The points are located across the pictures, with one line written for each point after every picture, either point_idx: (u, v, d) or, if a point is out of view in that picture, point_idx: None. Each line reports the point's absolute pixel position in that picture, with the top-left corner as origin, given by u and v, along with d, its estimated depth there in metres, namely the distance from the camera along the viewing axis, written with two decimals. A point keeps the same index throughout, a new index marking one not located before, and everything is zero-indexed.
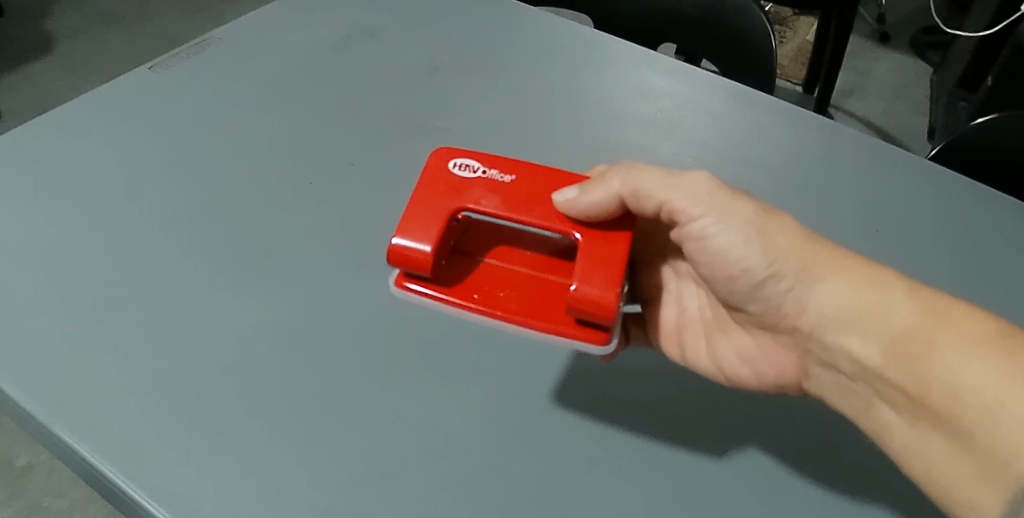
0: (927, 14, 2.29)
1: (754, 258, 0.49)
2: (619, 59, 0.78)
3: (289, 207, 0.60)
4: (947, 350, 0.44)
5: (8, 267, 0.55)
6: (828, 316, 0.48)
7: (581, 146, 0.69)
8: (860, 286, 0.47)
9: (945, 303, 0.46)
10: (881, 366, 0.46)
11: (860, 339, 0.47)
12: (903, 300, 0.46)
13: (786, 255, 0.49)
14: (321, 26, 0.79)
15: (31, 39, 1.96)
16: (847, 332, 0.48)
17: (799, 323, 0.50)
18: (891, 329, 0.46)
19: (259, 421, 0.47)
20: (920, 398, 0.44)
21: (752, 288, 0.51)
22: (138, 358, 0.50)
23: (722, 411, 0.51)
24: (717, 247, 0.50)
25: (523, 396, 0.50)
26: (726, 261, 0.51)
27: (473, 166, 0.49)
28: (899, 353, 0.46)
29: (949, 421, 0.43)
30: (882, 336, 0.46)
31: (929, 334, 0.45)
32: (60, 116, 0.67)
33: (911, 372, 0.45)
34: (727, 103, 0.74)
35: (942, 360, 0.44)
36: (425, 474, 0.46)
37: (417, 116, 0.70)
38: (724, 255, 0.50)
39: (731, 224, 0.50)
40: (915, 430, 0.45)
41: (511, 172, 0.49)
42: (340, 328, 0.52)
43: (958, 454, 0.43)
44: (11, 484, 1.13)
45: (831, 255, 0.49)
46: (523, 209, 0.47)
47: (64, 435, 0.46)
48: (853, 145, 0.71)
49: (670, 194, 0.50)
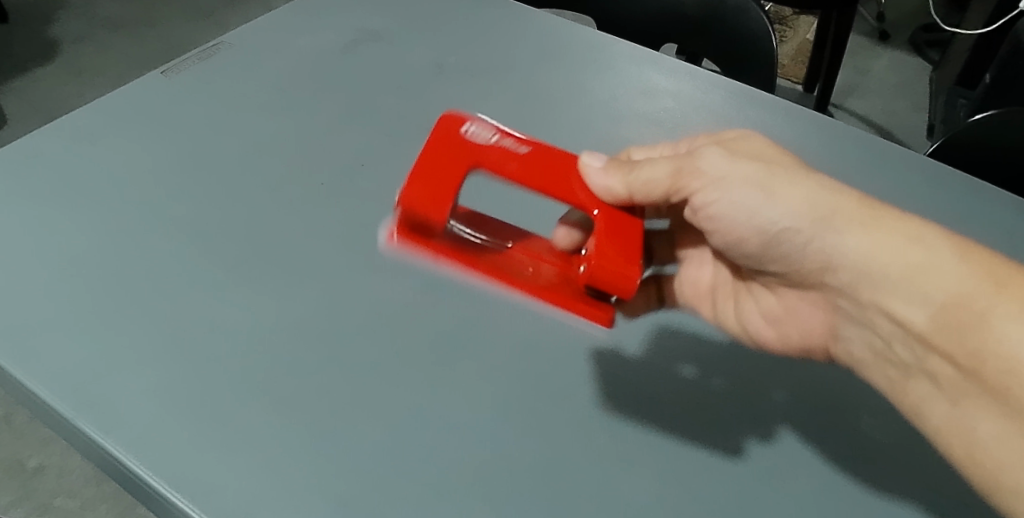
0: (926, 13, 2.30)
1: (776, 215, 0.50)
2: (622, 60, 0.79)
3: (302, 206, 0.62)
4: (1002, 320, 0.41)
5: (29, 267, 0.56)
6: (866, 273, 0.47)
7: (586, 145, 0.70)
8: (901, 242, 0.46)
9: (1001, 267, 0.43)
10: (926, 331, 0.45)
11: (900, 299, 0.46)
12: (954, 261, 0.44)
13: (809, 212, 0.49)
14: (329, 29, 0.81)
15: (37, 45, 1.98)
16: (886, 290, 0.46)
17: (833, 281, 0.50)
18: (937, 290, 0.44)
19: (277, 415, 0.48)
20: (971, 371, 0.42)
21: (776, 244, 0.51)
22: (158, 354, 0.51)
23: (744, 373, 0.55)
24: (736, 209, 0.51)
25: (533, 390, 0.51)
26: (749, 219, 0.51)
27: (486, 131, 0.49)
28: (944, 316, 0.44)
29: (1003, 396, 0.41)
30: (924, 298, 0.45)
31: (986, 304, 0.42)
32: (76, 119, 0.69)
33: (958, 341, 0.43)
34: (729, 102, 0.76)
35: (990, 329, 0.41)
36: (440, 466, 0.47)
37: (425, 118, 0.71)
38: (743, 215, 0.51)
39: (745, 187, 0.51)
40: (959, 407, 0.44)
41: (527, 141, 0.49)
42: (353, 325, 0.54)
43: (1010, 435, 0.41)
44: (23, 486, 1.14)
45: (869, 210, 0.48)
46: (539, 179, 0.48)
47: (88, 430, 0.47)
48: (853, 143, 0.72)
49: (685, 178, 0.52)
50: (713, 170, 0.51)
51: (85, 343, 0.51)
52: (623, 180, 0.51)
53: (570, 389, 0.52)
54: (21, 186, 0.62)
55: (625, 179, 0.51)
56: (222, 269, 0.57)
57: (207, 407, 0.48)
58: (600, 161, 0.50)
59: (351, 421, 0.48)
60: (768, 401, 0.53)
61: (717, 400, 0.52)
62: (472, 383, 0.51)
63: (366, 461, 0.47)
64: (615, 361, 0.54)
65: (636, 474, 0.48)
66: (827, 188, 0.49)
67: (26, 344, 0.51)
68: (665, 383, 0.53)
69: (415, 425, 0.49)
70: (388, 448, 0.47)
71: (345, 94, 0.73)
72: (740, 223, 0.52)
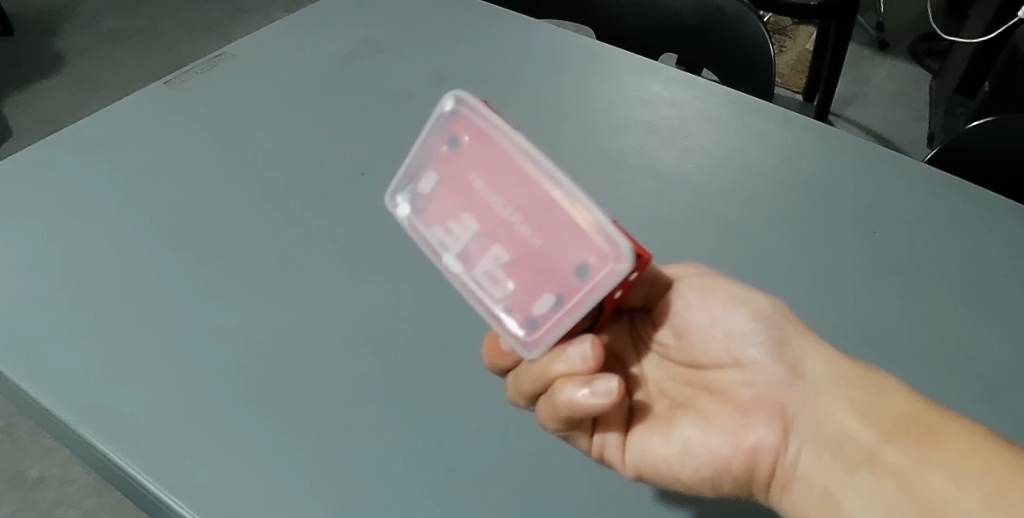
0: (926, 21, 2.31)
1: (741, 326, 0.48)
2: (620, 69, 0.80)
3: (303, 215, 0.62)
4: (951, 454, 0.42)
5: (32, 276, 0.57)
6: (820, 391, 0.46)
7: (585, 154, 0.70)
8: (849, 374, 0.46)
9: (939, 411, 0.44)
10: (878, 453, 0.43)
11: (855, 415, 0.45)
12: (901, 396, 0.45)
13: (773, 325, 0.48)
14: (330, 40, 0.81)
15: (42, 58, 1.99)
16: (840, 411, 0.45)
17: (783, 395, 0.47)
18: (893, 409, 0.44)
19: (276, 421, 0.48)
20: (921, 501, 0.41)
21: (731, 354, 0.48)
22: (159, 361, 0.51)
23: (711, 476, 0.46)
24: (699, 317, 0.49)
25: None
26: (709, 328, 0.49)
27: None
28: (896, 439, 0.43)
29: None
30: (874, 416, 0.44)
31: (933, 439, 0.43)
32: (79, 130, 0.69)
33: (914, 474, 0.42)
34: (727, 110, 0.76)
35: (950, 449, 0.42)
36: (438, 471, 0.47)
37: (424, 126, 0.71)
38: (705, 325, 0.49)
39: (712, 295, 0.49)
40: None
41: None
42: (352, 331, 0.54)
43: None
44: (24, 496, 1.14)
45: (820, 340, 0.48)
46: None
47: (89, 436, 0.47)
48: (850, 150, 0.73)
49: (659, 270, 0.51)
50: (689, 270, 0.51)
51: (87, 351, 0.52)
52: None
53: None
54: (25, 196, 0.63)
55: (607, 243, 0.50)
56: (223, 277, 0.57)
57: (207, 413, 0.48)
58: None
59: (350, 427, 0.48)
60: None
61: None
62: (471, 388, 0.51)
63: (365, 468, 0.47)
64: None
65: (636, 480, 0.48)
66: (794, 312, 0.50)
67: (29, 352, 0.52)
68: None
69: (414, 431, 0.49)
70: (387, 454, 0.47)
71: (346, 104, 0.74)
72: (706, 329, 0.49)
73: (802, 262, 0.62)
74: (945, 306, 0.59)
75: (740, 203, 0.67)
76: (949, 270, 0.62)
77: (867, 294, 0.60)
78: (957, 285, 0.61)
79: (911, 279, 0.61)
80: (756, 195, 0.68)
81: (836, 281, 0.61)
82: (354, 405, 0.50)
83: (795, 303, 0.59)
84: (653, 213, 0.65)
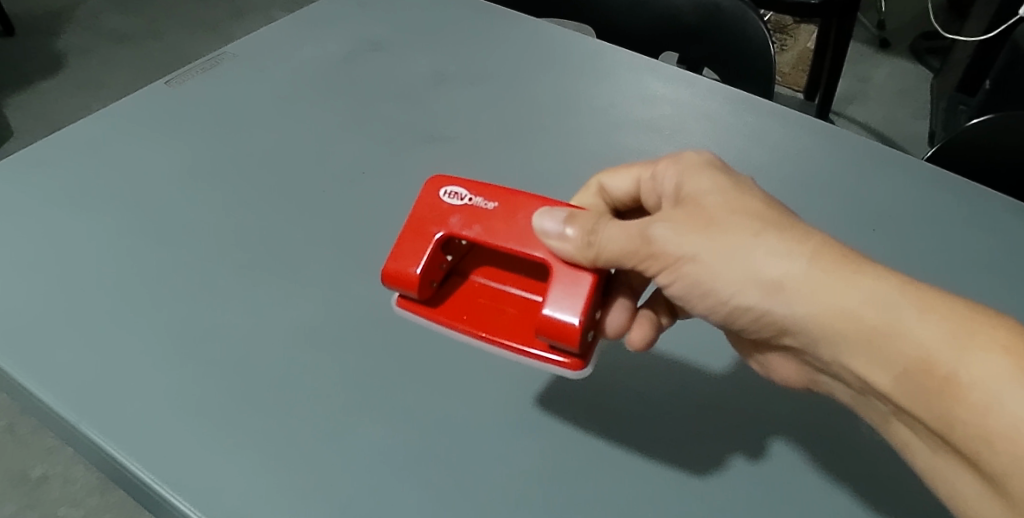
0: (926, 20, 2.31)
1: (722, 285, 0.44)
2: (620, 68, 0.80)
3: (303, 213, 0.62)
4: (975, 383, 0.37)
5: (35, 275, 0.57)
6: (823, 335, 0.42)
7: (585, 151, 0.70)
8: (853, 301, 0.40)
9: (971, 316, 0.39)
10: (894, 393, 0.40)
11: (864, 361, 0.41)
12: (922, 320, 0.39)
13: (754, 277, 0.43)
14: (331, 39, 0.82)
15: (44, 58, 2.00)
16: (850, 356, 0.42)
17: (791, 341, 0.45)
18: (903, 354, 0.39)
19: (276, 419, 0.49)
20: (944, 434, 0.38)
21: (730, 311, 0.45)
22: (161, 359, 0.51)
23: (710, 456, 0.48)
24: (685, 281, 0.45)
25: (530, 392, 0.51)
26: (697, 291, 0.45)
27: (461, 193, 0.48)
28: (909, 381, 0.39)
29: (979, 463, 0.37)
30: (888, 362, 0.40)
31: (953, 364, 0.38)
32: (81, 129, 0.70)
33: (929, 408, 0.39)
34: (727, 109, 0.76)
35: (973, 401, 0.37)
36: (438, 468, 0.47)
37: (425, 125, 0.72)
38: (693, 289, 0.45)
39: (690, 245, 0.44)
40: (937, 457, 0.41)
41: (494, 199, 0.47)
42: (353, 329, 0.54)
43: (988, 491, 0.38)
44: (27, 495, 1.15)
45: (818, 264, 0.42)
46: (500, 236, 0.46)
47: (92, 434, 0.47)
48: (849, 148, 0.73)
49: (630, 244, 0.44)
50: (667, 253, 0.44)
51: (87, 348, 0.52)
52: (582, 251, 0.44)
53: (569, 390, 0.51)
54: (26, 195, 0.63)
55: (586, 249, 0.44)
56: (224, 275, 0.57)
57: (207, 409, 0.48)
58: (553, 221, 0.45)
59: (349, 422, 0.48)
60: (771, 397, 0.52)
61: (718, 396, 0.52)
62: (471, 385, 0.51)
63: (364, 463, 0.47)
64: (614, 363, 0.54)
65: (636, 474, 0.47)
66: (781, 251, 0.42)
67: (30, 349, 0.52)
68: (665, 382, 0.52)
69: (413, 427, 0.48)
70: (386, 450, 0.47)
71: (346, 103, 0.74)
72: (699, 296, 0.46)
73: None
74: None
75: None
76: (949, 268, 0.62)
77: None
78: (956, 283, 0.61)
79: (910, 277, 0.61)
80: None
81: None
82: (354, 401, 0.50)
83: None
84: None
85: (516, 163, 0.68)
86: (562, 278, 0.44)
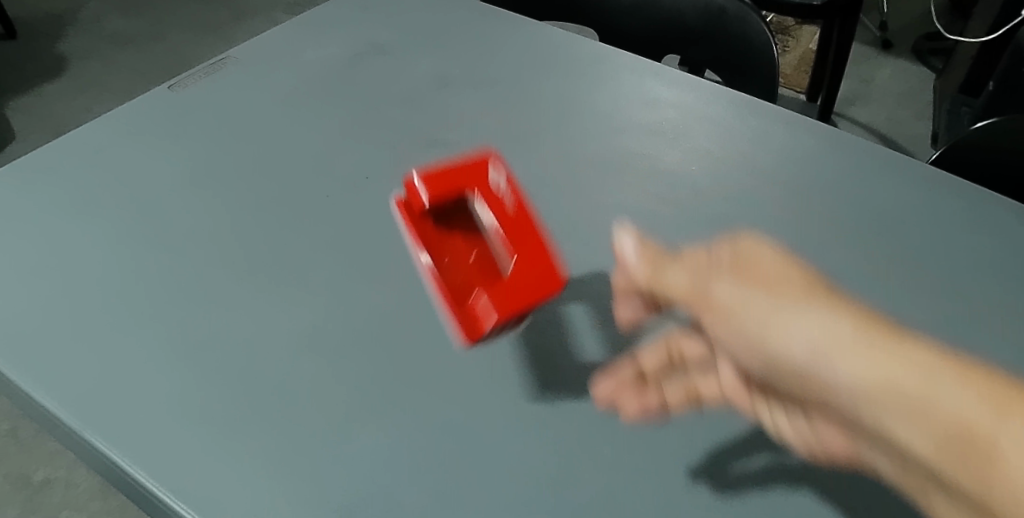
0: (929, 21, 2.31)
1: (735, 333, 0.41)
2: (624, 71, 0.80)
3: (306, 217, 0.62)
4: (997, 439, 0.31)
5: (37, 280, 0.57)
6: (852, 392, 0.36)
7: (588, 155, 0.70)
8: (860, 350, 0.36)
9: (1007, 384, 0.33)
10: (934, 458, 0.33)
11: (894, 418, 0.35)
12: (956, 386, 0.33)
13: (764, 324, 0.40)
14: (333, 43, 0.81)
15: (46, 61, 2.00)
16: (886, 418, 0.35)
17: (831, 399, 0.37)
18: (942, 415, 0.33)
19: (278, 425, 0.48)
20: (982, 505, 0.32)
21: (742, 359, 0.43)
22: (163, 365, 0.51)
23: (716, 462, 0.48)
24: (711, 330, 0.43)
25: (534, 397, 0.51)
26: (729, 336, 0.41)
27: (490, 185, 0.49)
28: (949, 444, 0.32)
29: None
30: (924, 419, 0.33)
31: (990, 431, 0.32)
32: (84, 134, 0.70)
33: (975, 475, 0.31)
34: (731, 112, 0.76)
35: (1012, 474, 0.30)
36: (440, 475, 0.47)
37: (427, 129, 0.72)
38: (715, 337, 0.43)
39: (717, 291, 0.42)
40: None
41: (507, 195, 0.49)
42: (356, 334, 0.54)
43: None
44: (30, 499, 1.15)
45: (817, 301, 0.39)
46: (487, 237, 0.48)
47: (94, 440, 0.47)
48: (853, 151, 0.73)
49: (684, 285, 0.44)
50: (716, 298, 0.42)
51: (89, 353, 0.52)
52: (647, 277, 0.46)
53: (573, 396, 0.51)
54: (29, 200, 0.63)
55: (652, 275, 0.46)
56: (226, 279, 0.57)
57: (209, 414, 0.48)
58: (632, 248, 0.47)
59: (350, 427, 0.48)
60: None
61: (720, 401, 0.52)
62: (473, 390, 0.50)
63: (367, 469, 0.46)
64: (619, 368, 0.53)
65: (638, 479, 0.47)
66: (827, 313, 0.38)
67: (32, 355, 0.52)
68: None
69: None
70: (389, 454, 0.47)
71: (349, 107, 0.74)
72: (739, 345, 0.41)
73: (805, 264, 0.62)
74: (950, 308, 0.59)
75: (743, 204, 0.67)
76: (954, 272, 0.62)
77: (871, 295, 0.60)
78: (961, 288, 0.61)
79: (915, 280, 0.61)
80: (759, 196, 0.68)
81: (840, 283, 0.61)
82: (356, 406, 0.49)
83: None
84: (656, 214, 0.65)
85: (519, 167, 0.68)
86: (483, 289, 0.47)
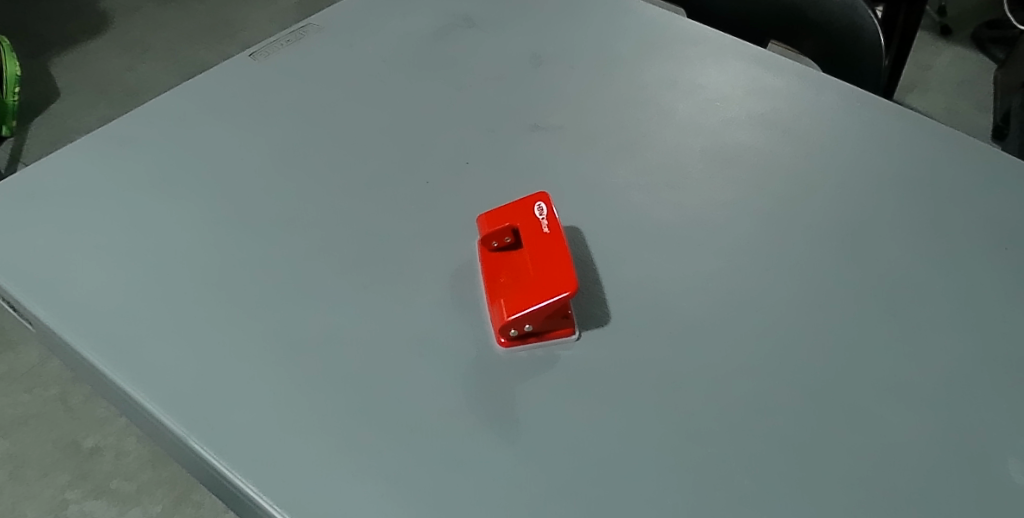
0: (990, 6, 2.20)
1: None
2: (729, 54, 0.74)
3: (406, 205, 0.59)
4: None
5: (126, 267, 0.54)
6: None
7: (696, 149, 0.66)
8: None
9: None
10: None
11: None
12: None
13: None
14: (420, 14, 0.78)
15: (90, 16, 1.97)
16: None
17: None
18: None
19: (372, 435, 0.45)
20: None
21: None
22: (261, 364, 0.48)
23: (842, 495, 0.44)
24: None
25: (644, 412, 0.47)
26: None
27: (540, 214, 0.53)
28: None
29: None
30: None
31: None
32: (167, 105, 0.67)
33: None
34: (843, 103, 0.70)
35: None
36: (545, 493, 0.43)
37: (519, 114, 0.68)
38: None
39: None
40: None
41: (538, 230, 0.52)
42: (453, 336, 0.50)
43: None
44: (80, 466, 1.14)
45: None
46: (490, 273, 0.53)
47: (201, 449, 0.44)
48: (974, 151, 0.66)
49: None
50: None
51: (184, 345, 0.49)
52: None
53: (698, 413, 0.47)
54: (114, 176, 0.61)
55: None
56: (321, 273, 0.54)
57: (321, 421, 0.46)
58: None
59: (461, 444, 0.45)
60: (925, 432, 0.47)
61: (865, 426, 0.48)
62: (584, 407, 0.47)
63: (489, 493, 0.43)
64: (740, 386, 0.49)
65: (763, 506, 0.43)
66: None
67: (123, 346, 0.49)
68: (787, 411, 0.48)
69: (521, 452, 0.45)
70: (493, 475, 0.44)
71: (439, 87, 0.70)
72: None
73: (944, 274, 0.57)
74: None
75: (856, 203, 0.62)
76: None
77: (1011, 317, 0.54)
78: None
79: None
80: (874, 197, 0.63)
81: (970, 299, 0.55)
82: (455, 417, 0.46)
83: (925, 323, 0.54)
84: (769, 214, 0.61)
85: (621, 160, 0.64)
86: (536, 312, 0.48)
